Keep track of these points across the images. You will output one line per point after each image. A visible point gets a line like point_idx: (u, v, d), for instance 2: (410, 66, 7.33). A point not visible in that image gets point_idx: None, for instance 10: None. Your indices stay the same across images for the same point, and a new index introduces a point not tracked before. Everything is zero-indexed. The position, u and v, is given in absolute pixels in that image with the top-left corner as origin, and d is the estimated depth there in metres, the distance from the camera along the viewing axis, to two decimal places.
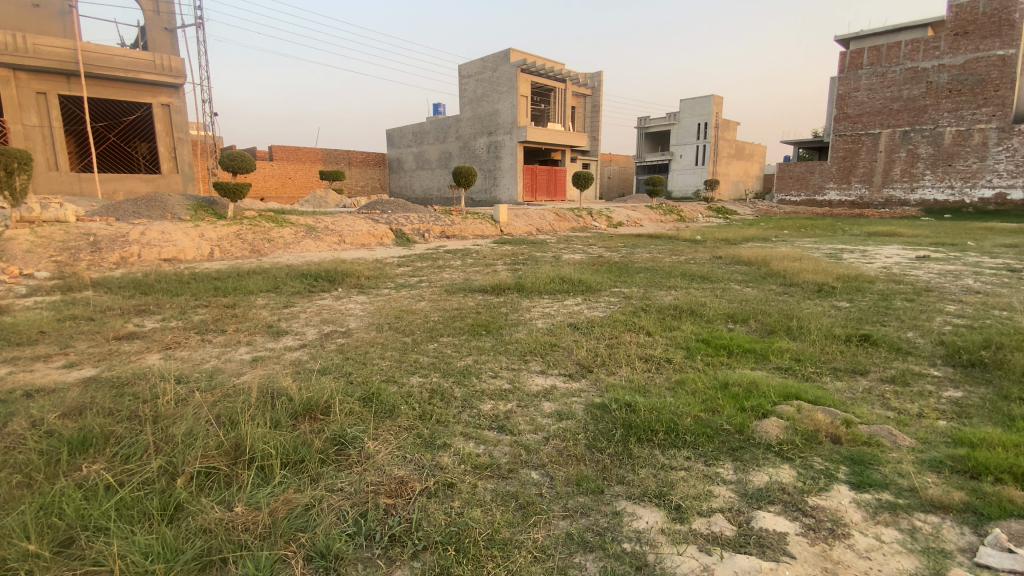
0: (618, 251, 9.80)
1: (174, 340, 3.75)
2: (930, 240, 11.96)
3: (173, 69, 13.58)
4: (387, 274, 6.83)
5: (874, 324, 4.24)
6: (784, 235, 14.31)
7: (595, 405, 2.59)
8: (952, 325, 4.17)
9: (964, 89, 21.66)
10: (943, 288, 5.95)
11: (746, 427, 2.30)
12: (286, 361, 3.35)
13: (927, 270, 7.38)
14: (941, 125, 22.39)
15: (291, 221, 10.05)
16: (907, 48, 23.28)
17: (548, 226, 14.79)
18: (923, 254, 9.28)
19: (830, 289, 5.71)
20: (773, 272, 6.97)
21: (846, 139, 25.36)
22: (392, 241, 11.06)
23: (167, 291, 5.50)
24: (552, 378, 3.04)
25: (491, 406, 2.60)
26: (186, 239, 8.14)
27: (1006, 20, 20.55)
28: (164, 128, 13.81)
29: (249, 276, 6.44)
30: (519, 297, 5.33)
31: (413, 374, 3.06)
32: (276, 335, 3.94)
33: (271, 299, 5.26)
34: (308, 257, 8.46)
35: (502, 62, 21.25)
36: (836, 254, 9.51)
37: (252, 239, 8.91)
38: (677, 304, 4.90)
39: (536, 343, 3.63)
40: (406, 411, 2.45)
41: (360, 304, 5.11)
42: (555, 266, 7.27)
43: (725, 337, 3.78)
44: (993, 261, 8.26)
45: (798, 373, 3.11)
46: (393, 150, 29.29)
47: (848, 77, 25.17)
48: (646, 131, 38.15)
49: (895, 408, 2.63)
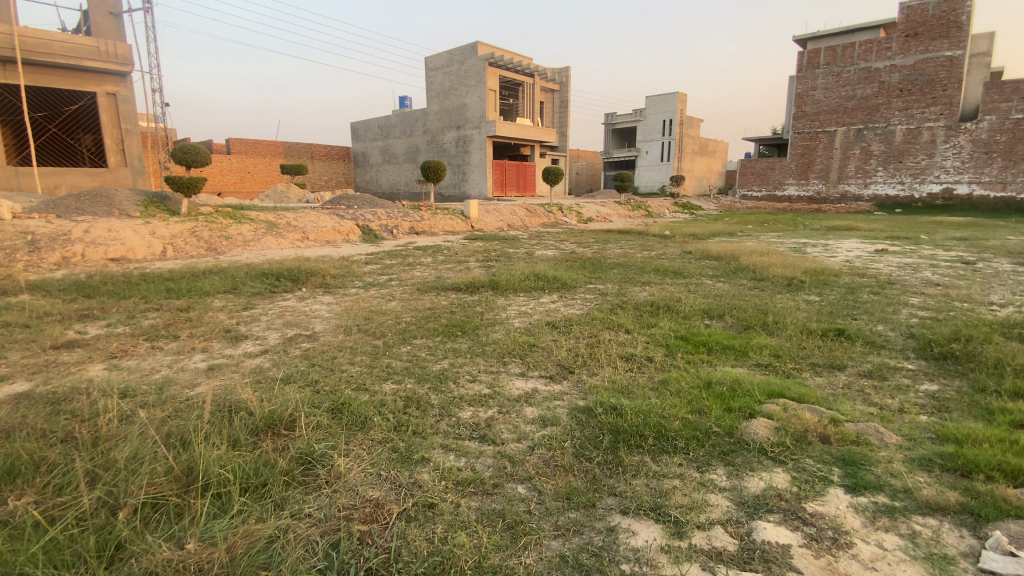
0: (590, 247, 9.78)
1: (120, 349, 3.43)
2: (886, 234, 12.43)
3: (119, 55, 12.71)
4: (354, 273, 6.56)
5: (845, 317, 4.29)
6: (748, 229, 14.65)
7: (579, 409, 2.49)
8: (919, 318, 4.27)
9: (915, 88, 22.65)
10: (904, 281, 6.15)
11: (735, 428, 2.23)
12: (246, 369, 3.11)
13: (887, 263, 7.63)
14: (893, 123, 23.40)
15: (251, 218, 9.59)
16: (861, 48, 24.10)
17: (519, 222, 14.66)
18: (881, 247, 9.63)
19: (800, 283, 5.81)
20: (742, 267, 7.06)
21: (804, 136, 26.17)
22: (359, 237, 10.71)
23: (114, 293, 5.10)
24: (533, 381, 2.91)
25: (470, 413, 2.46)
26: (136, 237, 7.63)
27: (954, 21, 21.56)
28: (110, 119, 12.96)
29: (205, 276, 6.06)
30: (494, 295, 5.18)
31: (386, 380, 2.88)
32: (235, 340, 3.67)
33: (229, 301, 4.94)
34: (269, 255, 8.06)
35: (470, 55, 20.96)
36: (800, 248, 9.79)
37: (208, 236, 8.44)
38: (653, 300, 4.84)
39: (514, 343, 3.50)
40: (379, 422, 2.29)
41: (326, 305, 4.86)
42: (529, 263, 7.17)
43: (703, 334, 3.74)
44: (946, 254, 8.63)
45: (778, 369, 3.09)
46: (358, 144, 28.56)
47: (805, 76, 25.88)
48: (613, 127, 38.50)
49: (877, 404, 2.62)
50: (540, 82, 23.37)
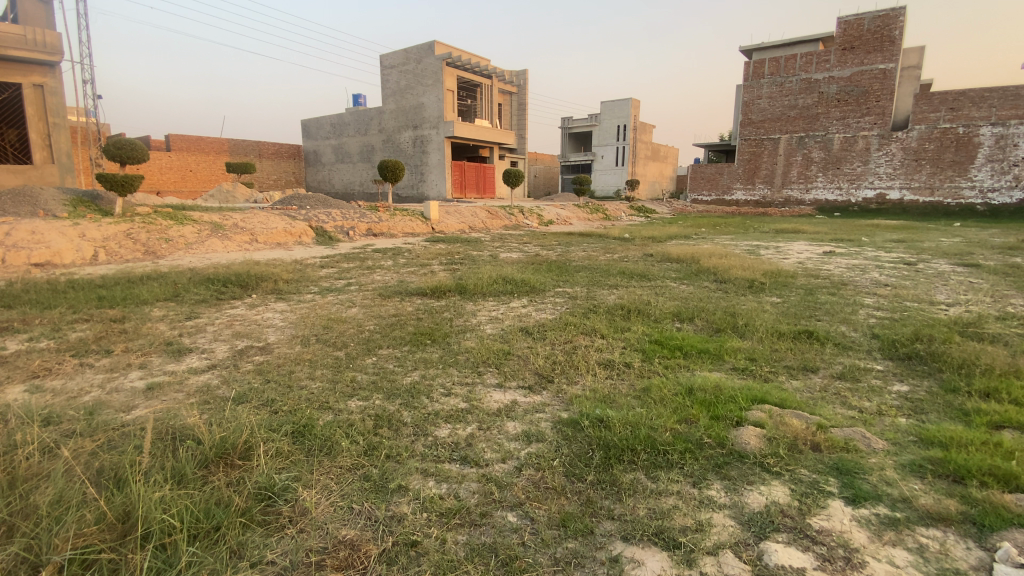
0: (554, 249, 9.76)
1: (42, 367, 3.00)
2: (830, 236, 13.08)
3: (47, 44, 11.62)
4: (309, 277, 6.19)
5: (809, 318, 4.38)
6: (703, 232, 15.07)
7: (563, 422, 2.35)
8: (877, 318, 4.43)
9: (851, 99, 24.07)
10: (855, 281, 6.42)
11: (725, 437, 2.16)
12: (191, 388, 2.78)
13: (836, 264, 7.97)
14: (831, 132, 24.79)
15: (193, 219, 8.94)
16: (802, 60, 25.39)
17: (480, 224, 14.47)
18: (828, 249, 10.12)
19: (761, 285, 5.94)
20: (703, 269, 7.18)
21: (750, 143, 27.32)
22: (313, 239, 10.22)
23: (37, 303, 4.55)
24: (511, 392, 2.75)
25: (447, 432, 2.27)
26: (62, 240, 6.92)
27: (887, 36, 23.03)
28: (36, 112, 11.83)
29: (143, 282, 5.54)
30: (462, 300, 5.00)
31: (351, 397, 2.64)
32: (178, 354, 3.32)
33: (171, 310, 4.52)
34: (215, 259, 7.53)
35: (426, 54, 20.62)
36: (754, 250, 10.12)
37: (146, 239, 7.79)
38: (623, 304, 4.78)
39: (488, 352, 3.33)
40: (348, 442, 2.09)
41: (280, 313, 4.52)
42: (494, 266, 7.01)
43: (677, 338, 3.69)
44: (887, 255, 9.14)
45: (755, 373, 3.06)
46: (309, 142, 27.53)
47: (751, 85, 27.01)
48: (570, 131, 38.95)
49: (856, 406, 2.63)
50: (498, 84, 23.30)
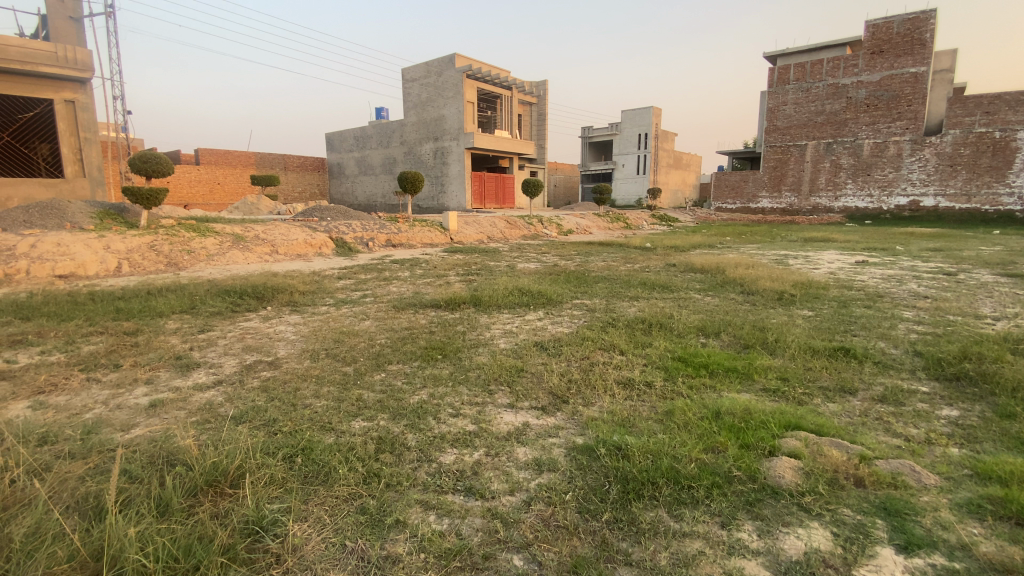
0: (572, 259, 9.59)
1: (49, 383, 2.96)
2: (862, 245, 12.57)
3: (77, 61, 12.05)
4: (325, 289, 6.16)
5: (843, 333, 4.11)
6: (728, 241, 14.69)
7: (578, 449, 2.18)
8: (918, 333, 4.13)
9: (881, 103, 23.34)
10: (893, 293, 6.07)
11: (756, 469, 1.96)
12: (194, 406, 2.70)
13: (870, 275, 7.59)
14: (861, 137, 24.07)
15: (215, 230, 9.07)
16: (829, 64, 24.79)
17: (499, 234, 14.39)
18: (860, 259, 9.70)
19: (791, 297, 5.66)
20: (729, 280, 6.90)
21: (776, 150, 26.74)
22: (332, 250, 10.27)
23: (56, 315, 4.59)
24: (523, 414, 2.59)
25: (453, 458, 2.13)
26: (87, 252, 7.07)
27: (918, 39, 22.32)
28: (68, 128, 12.26)
29: (161, 294, 5.58)
30: (476, 312, 4.88)
31: (356, 417, 2.52)
32: (186, 369, 3.27)
33: (185, 322, 4.52)
34: (234, 270, 7.59)
35: (447, 67, 20.82)
36: (781, 260, 9.76)
37: (168, 251, 7.91)
38: (645, 317, 4.58)
39: (500, 369, 3.17)
40: (348, 468, 1.97)
41: (293, 326, 4.45)
42: (511, 277, 6.87)
43: (703, 355, 3.48)
44: (925, 265, 8.71)
45: (787, 395, 2.83)
46: (333, 155, 28.03)
47: (776, 91, 26.49)
48: (590, 140, 38.84)
49: (901, 435, 2.39)
50: (517, 95, 23.35)
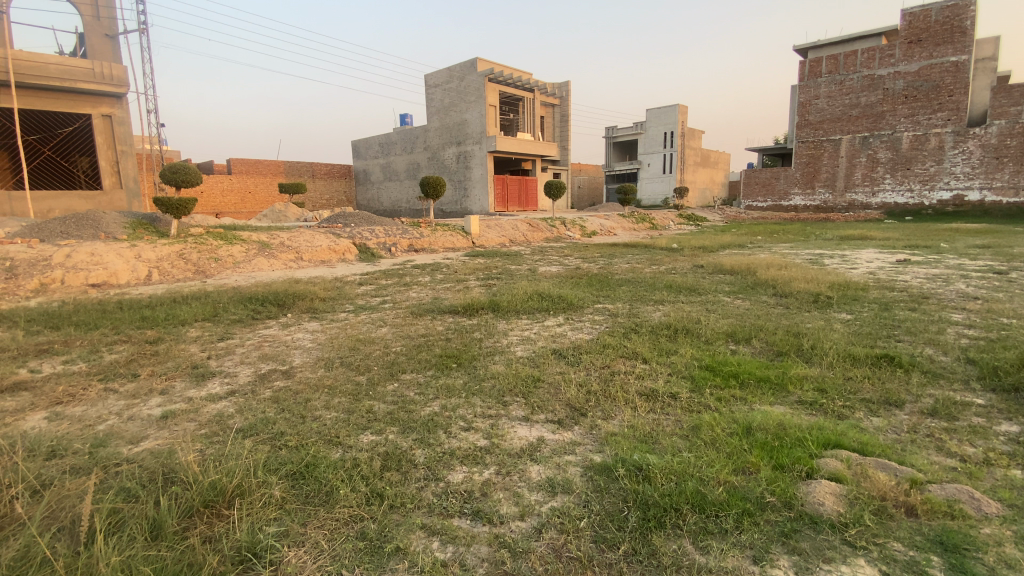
0: (595, 261, 9.41)
1: (67, 394, 2.98)
2: (903, 243, 11.97)
3: (114, 77, 12.50)
4: (346, 295, 6.16)
5: (885, 339, 3.82)
6: (759, 241, 14.20)
7: (595, 468, 2.04)
8: (969, 339, 3.81)
9: (920, 94, 22.29)
10: (938, 294, 5.67)
11: (791, 494, 1.79)
12: (205, 418, 2.67)
13: (914, 275, 7.15)
14: (899, 130, 23.04)
15: (242, 238, 9.22)
16: (863, 56, 23.86)
17: (522, 237, 14.29)
18: (902, 257, 9.19)
19: (827, 299, 5.35)
20: (761, 282, 6.60)
21: (808, 145, 25.86)
22: (356, 256, 10.34)
23: (85, 323, 4.69)
24: (538, 428, 2.46)
25: (461, 477, 2.00)
26: (119, 261, 7.28)
27: (959, 26, 21.27)
28: (105, 141, 12.73)
29: (185, 302, 5.66)
30: (495, 318, 4.77)
31: (365, 430, 2.43)
32: (201, 379, 3.26)
33: (207, 330, 4.55)
34: (259, 277, 7.71)
35: (469, 71, 20.88)
36: (816, 260, 9.34)
37: (197, 259, 8.09)
38: (670, 322, 4.38)
39: (516, 379, 3.05)
40: (351, 488, 1.88)
41: (311, 333, 4.42)
42: (532, 281, 6.74)
43: (732, 363, 3.27)
44: (973, 263, 8.20)
45: (826, 409, 2.62)
46: (359, 162, 28.46)
47: (807, 85, 25.64)
48: (615, 140, 38.39)
49: (956, 455, 2.15)
50: (540, 97, 23.23)
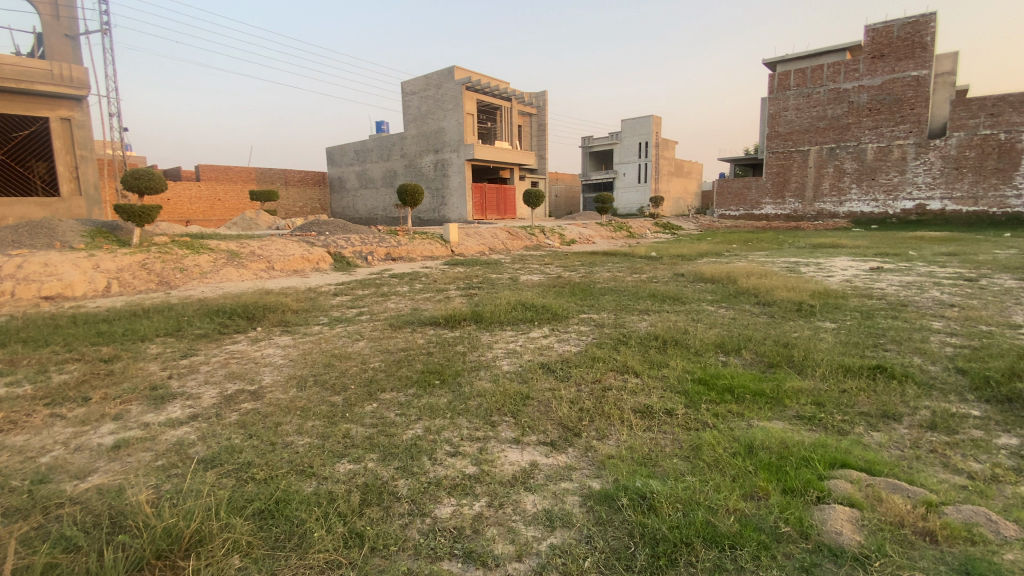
0: (577, 270, 9.33)
1: (7, 421, 2.69)
2: (873, 251, 12.26)
3: (73, 79, 11.95)
4: (320, 306, 5.90)
5: (873, 348, 3.79)
6: (734, 249, 14.37)
7: (594, 497, 1.89)
8: (953, 347, 3.80)
9: (883, 107, 23.11)
10: (916, 302, 5.74)
11: (806, 523, 1.66)
12: (163, 447, 2.42)
13: (888, 282, 7.28)
14: (864, 142, 23.84)
15: (210, 247, 8.83)
16: (829, 70, 24.66)
17: (501, 245, 14.16)
18: (874, 265, 9.40)
19: (810, 308, 5.35)
20: (742, 290, 6.60)
21: (778, 156, 26.55)
22: (330, 265, 10.03)
23: (33, 340, 4.34)
24: (530, 451, 2.31)
25: (450, 511, 1.83)
26: (75, 272, 6.85)
27: (919, 42, 22.14)
28: (64, 145, 12.15)
29: (147, 315, 5.31)
30: (478, 330, 4.59)
31: (341, 458, 2.23)
32: (160, 402, 3.00)
33: (169, 346, 4.26)
34: (228, 288, 7.37)
35: (446, 79, 20.77)
36: (793, 268, 9.46)
37: (160, 269, 7.69)
38: (657, 333, 4.28)
39: (503, 397, 2.88)
40: (326, 528, 1.68)
41: (282, 349, 4.16)
42: (514, 290, 6.59)
43: (725, 376, 3.17)
44: (943, 270, 8.43)
45: (826, 424, 2.53)
46: (333, 169, 27.99)
47: (777, 97, 26.36)
48: (591, 150, 38.79)
49: (964, 471, 2.06)
50: (517, 105, 23.27)
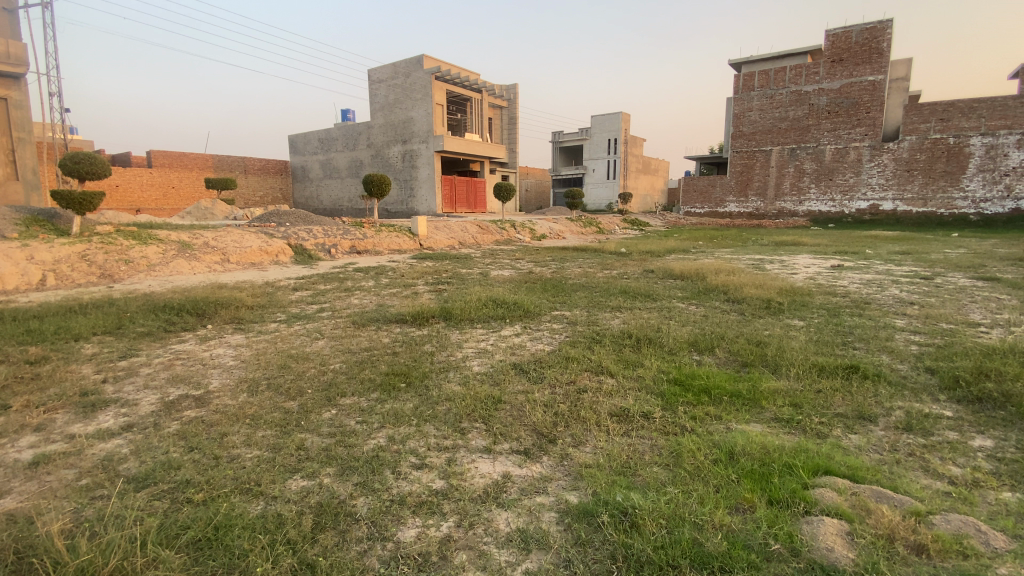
0: (547, 265, 9.24)
1: None
2: (833, 248, 12.64)
3: (11, 56, 11.05)
4: (278, 302, 5.57)
5: (842, 347, 3.80)
6: (700, 246, 14.58)
7: (572, 513, 1.74)
8: (919, 346, 3.86)
9: (841, 110, 23.92)
10: (878, 300, 5.86)
11: (796, 539, 1.57)
12: (89, 463, 2.15)
13: (850, 280, 7.46)
14: (823, 143, 24.64)
15: (159, 237, 8.27)
16: (791, 72, 25.33)
17: (471, 239, 13.92)
18: (835, 262, 9.67)
19: (779, 305, 5.38)
20: (712, 287, 6.62)
21: (742, 155, 27.16)
22: (291, 258, 9.59)
23: None
24: (501, 461, 2.15)
25: (414, 535, 1.65)
26: (6, 263, 6.27)
27: (876, 48, 22.98)
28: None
29: (85, 311, 4.88)
30: (447, 328, 4.40)
31: (294, 474, 2.02)
32: (93, 409, 2.70)
33: (108, 346, 3.90)
34: (178, 282, 6.91)
35: (415, 68, 20.29)
36: (758, 265, 9.63)
37: (103, 261, 7.14)
38: (630, 332, 4.18)
39: (473, 401, 2.71)
40: (270, 560, 1.48)
41: (234, 349, 3.87)
42: (485, 286, 6.42)
43: (701, 376, 3.09)
44: (900, 268, 8.71)
45: (804, 427, 2.47)
46: (296, 158, 27.03)
47: (741, 97, 26.92)
48: (561, 145, 38.84)
49: (945, 476, 2.03)
50: (487, 98, 22.97)
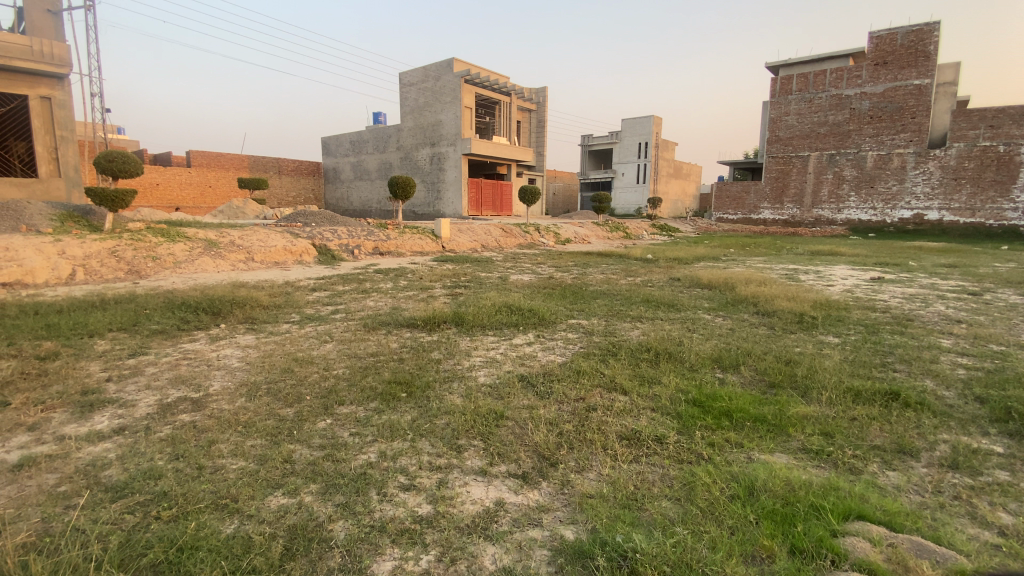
0: (569, 271, 9.03)
1: None
2: (872, 260, 12.00)
3: (54, 56, 11.50)
4: (293, 302, 5.55)
5: (881, 369, 3.48)
6: (731, 253, 14.07)
7: (566, 553, 1.58)
8: (967, 370, 3.51)
9: (885, 115, 22.89)
10: (922, 317, 5.44)
11: None
12: (72, 468, 2.08)
13: (891, 294, 7.00)
14: (864, 149, 23.64)
15: (186, 235, 8.43)
16: (832, 75, 24.42)
17: (493, 243, 13.82)
18: (875, 275, 9.14)
19: (812, 320, 5.05)
20: (740, 298, 6.30)
21: (778, 160, 26.30)
22: (314, 258, 9.67)
23: None
24: (496, 485, 1.99)
25: (389, 568, 1.52)
26: (38, 258, 6.47)
27: (923, 50, 21.90)
28: (43, 124, 11.65)
29: (106, 307, 4.96)
30: (458, 334, 4.27)
31: (275, 490, 1.90)
32: (90, 410, 2.66)
33: (120, 343, 3.91)
34: (201, 279, 7.01)
35: (444, 71, 20.37)
36: (792, 275, 9.18)
37: (131, 257, 7.31)
38: (650, 344, 3.95)
39: (474, 416, 2.56)
40: None
41: (241, 350, 3.82)
42: (502, 291, 6.28)
43: (723, 397, 2.85)
44: (946, 282, 8.15)
45: (835, 460, 2.23)
46: (328, 159, 27.54)
47: (779, 101, 26.10)
48: (590, 148, 38.43)
49: (996, 526, 1.77)
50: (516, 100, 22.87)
